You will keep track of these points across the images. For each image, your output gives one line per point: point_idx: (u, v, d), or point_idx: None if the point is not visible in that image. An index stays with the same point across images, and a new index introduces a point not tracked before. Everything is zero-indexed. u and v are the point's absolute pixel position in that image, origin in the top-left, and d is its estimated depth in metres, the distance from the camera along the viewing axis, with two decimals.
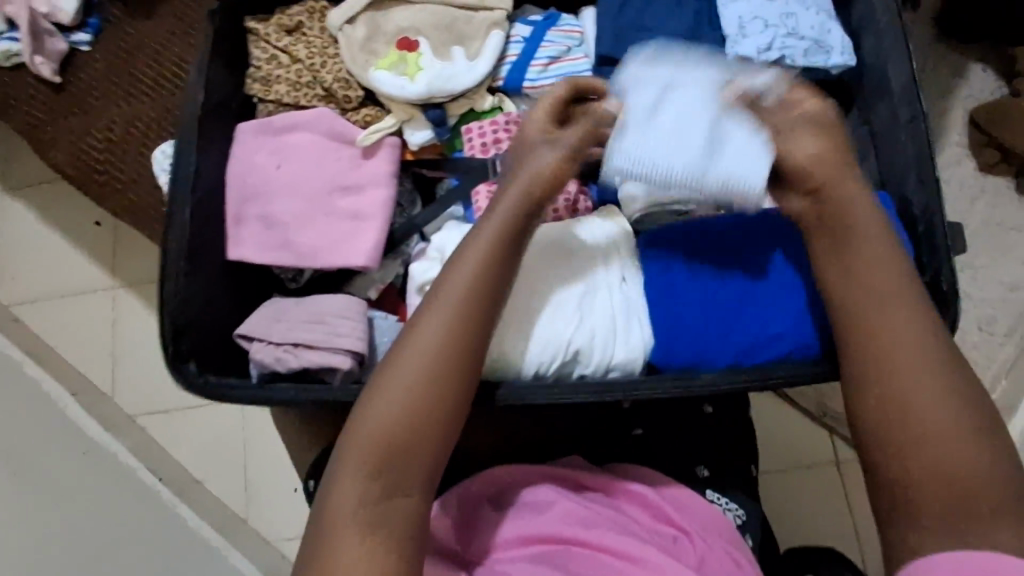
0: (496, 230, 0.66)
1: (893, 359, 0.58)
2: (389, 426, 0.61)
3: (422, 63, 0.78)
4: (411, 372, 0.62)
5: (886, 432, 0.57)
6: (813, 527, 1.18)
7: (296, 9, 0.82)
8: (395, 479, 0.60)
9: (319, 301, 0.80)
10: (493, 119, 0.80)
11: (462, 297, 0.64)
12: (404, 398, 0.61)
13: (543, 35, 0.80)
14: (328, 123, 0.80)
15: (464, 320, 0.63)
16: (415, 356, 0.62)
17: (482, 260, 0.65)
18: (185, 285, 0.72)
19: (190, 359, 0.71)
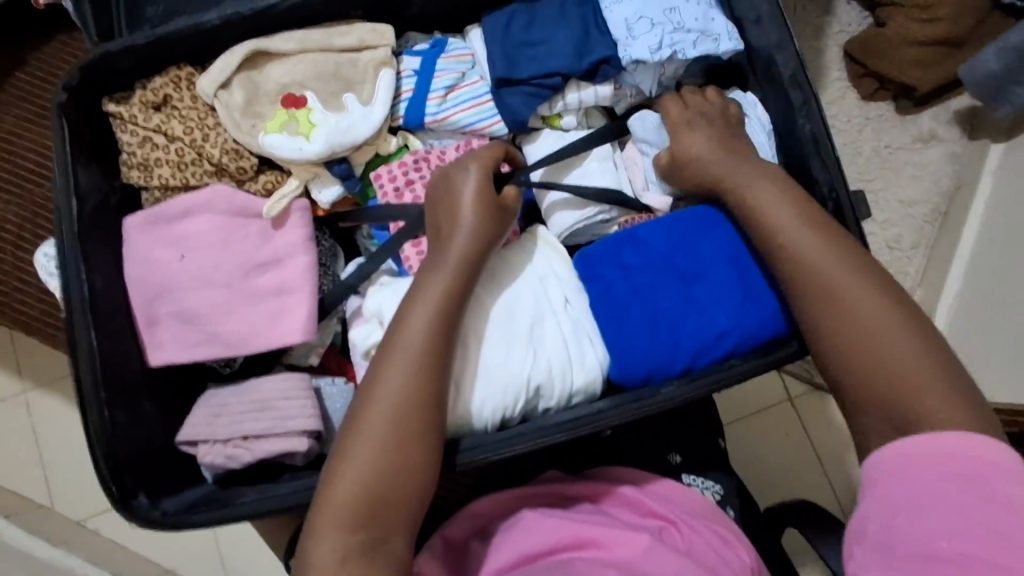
0: (442, 269, 0.66)
1: (834, 304, 0.62)
2: (360, 496, 0.60)
3: (314, 119, 0.74)
4: (377, 435, 0.61)
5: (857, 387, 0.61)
6: (781, 464, 1.24)
7: (159, 81, 0.73)
8: (367, 549, 0.59)
9: (257, 386, 0.75)
10: (401, 160, 0.77)
11: (422, 346, 0.63)
12: (372, 465, 0.60)
13: (434, 65, 0.77)
14: (227, 200, 0.74)
15: (425, 372, 0.63)
16: (383, 416, 0.61)
17: (437, 302, 0.64)
18: (110, 414, 0.67)
19: (139, 492, 0.67)
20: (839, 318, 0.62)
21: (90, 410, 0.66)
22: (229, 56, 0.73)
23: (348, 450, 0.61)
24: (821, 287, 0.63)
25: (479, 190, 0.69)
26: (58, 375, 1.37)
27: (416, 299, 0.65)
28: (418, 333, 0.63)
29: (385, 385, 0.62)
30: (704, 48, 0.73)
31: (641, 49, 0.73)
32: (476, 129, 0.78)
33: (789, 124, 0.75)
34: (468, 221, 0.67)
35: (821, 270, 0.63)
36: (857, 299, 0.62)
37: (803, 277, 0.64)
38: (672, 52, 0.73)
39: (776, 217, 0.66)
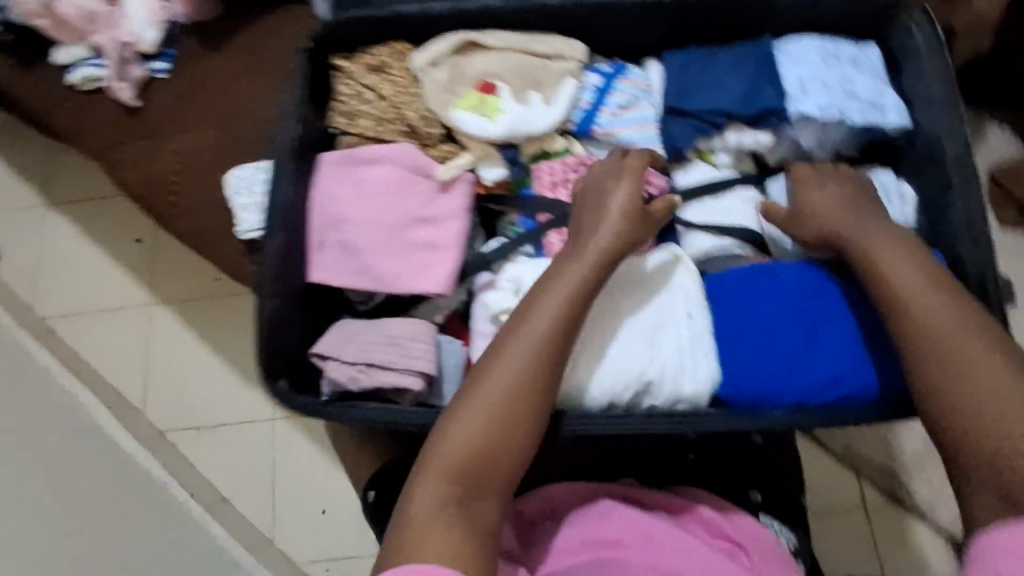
0: (575, 261, 0.71)
1: (945, 348, 0.62)
2: (471, 442, 0.65)
3: (502, 106, 0.83)
4: (496, 394, 0.66)
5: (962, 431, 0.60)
6: (842, 568, 1.18)
7: (380, 49, 0.85)
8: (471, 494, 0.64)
9: (390, 324, 0.83)
10: (563, 160, 0.85)
11: (552, 322, 0.68)
12: (486, 418, 0.65)
13: (612, 84, 0.85)
14: (409, 158, 0.84)
15: (546, 346, 0.68)
16: (501, 381, 0.66)
17: (566, 289, 0.70)
18: (277, 307, 0.77)
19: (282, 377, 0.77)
20: (938, 353, 0.62)
21: (265, 299, 0.77)
22: (445, 41, 0.84)
23: (461, 403, 0.66)
24: (921, 322, 0.63)
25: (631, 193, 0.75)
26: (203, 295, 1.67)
27: (547, 284, 0.71)
28: (547, 311, 0.69)
29: (509, 350, 0.67)
30: (870, 117, 0.79)
31: (811, 106, 0.79)
32: (637, 147, 0.84)
33: (944, 206, 0.77)
34: (615, 221, 0.74)
35: (919, 306, 0.64)
36: (952, 335, 0.62)
37: (905, 314, 0.64)
38: (838, 114, 0.78)
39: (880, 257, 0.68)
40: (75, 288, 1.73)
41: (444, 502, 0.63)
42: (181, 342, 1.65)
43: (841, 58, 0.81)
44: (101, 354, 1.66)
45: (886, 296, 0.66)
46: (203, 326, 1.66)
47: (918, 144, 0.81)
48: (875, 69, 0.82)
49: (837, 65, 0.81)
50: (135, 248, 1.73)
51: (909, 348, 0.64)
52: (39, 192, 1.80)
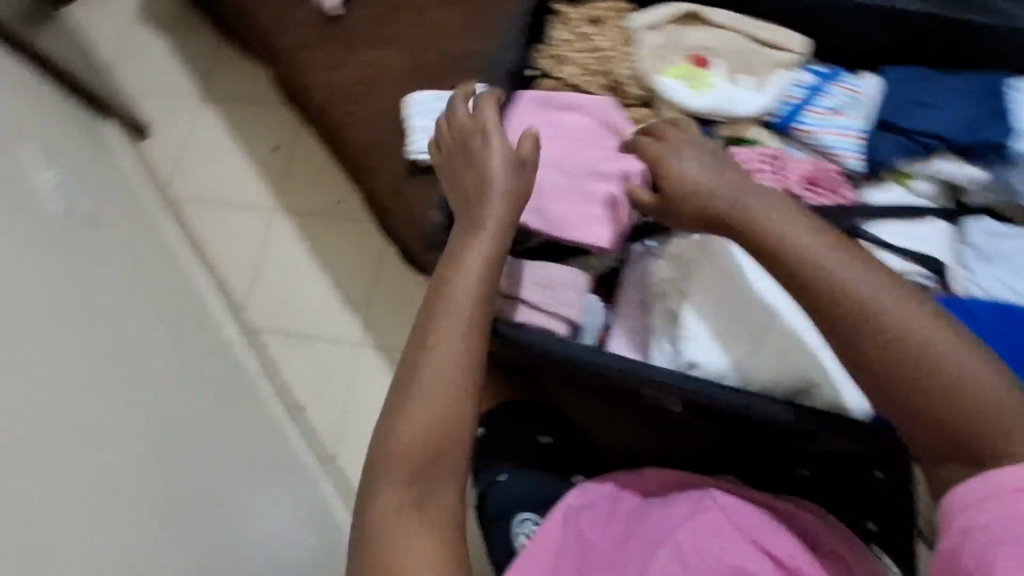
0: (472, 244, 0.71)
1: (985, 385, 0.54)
2: (423, 437, 0.64)
3: (712, 81, 0.83)
4: (434, 392, 0.66)
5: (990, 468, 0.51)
6: None
7: (603, 4, 0.87)
8: (417, 492, 0.63)
9: (546, 267, 0.83)
10: (756, 149, 0.83)
11: (468, 316, 0.68)
12: (434, 417, 0.65)
13: (826, 86, 0.84)
14: (605, 111, 0.84)
15: (474, 344, 0.68)
16: (437, 372, 0.66)
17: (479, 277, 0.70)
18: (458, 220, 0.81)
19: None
20: (914, 340, 0.55)
21: (452, 208, 0.81)
22: (672, 7, 0.84)
23: (411, 397, 0.66)
24: (811, 289, 0.59)
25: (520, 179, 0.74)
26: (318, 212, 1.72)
27: (448, 279, 0.70)
28: (464, 305, 0.69)
29: (443, 349, 0.67)
30: None
31: None
32: (835, 153, 0.83)
33: None
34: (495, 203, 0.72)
35: (824, 271, 0.59)
36: (893, 313, 0.56)
37: (828, 287, 0.58)
38: None
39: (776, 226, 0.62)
40: (210, 178, 1.82)
41: (401, 503, 0.62)
42: (292, 251, 1.72)
43: None
44: (217, 244, 1.75)
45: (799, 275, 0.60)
46: (316, 241, 1.72)
47: None
48: None
49: None
50: (271, 155, 1.82)
51: (830, 324, 0.58)
52: (197, 83, 1.91)
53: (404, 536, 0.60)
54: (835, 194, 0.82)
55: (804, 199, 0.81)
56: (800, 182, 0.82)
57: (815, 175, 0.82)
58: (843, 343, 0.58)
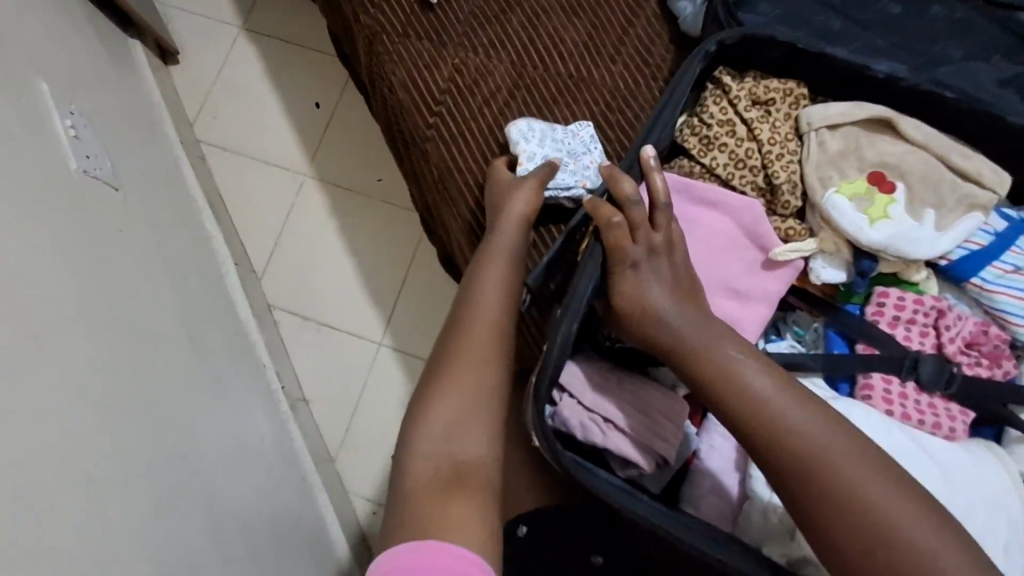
0: (494, 263, 0.77)
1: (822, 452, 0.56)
2: (452, 418, 0.65)
3: (890, 210, 0.69)
4: (458, 384, 0.68)
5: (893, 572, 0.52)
6: None
7: (774, 84, 0.71)
8: (453, 460, 0.63)
9: (648, 388, 0.72)
10: (917, 297, 0.70)
11: (486, 323, 0.72)
12: (460, 400, 0.67)
13: (1015, 240, 0.70)
14: (754, 219, 0.70)
15: (495, 346, 0.71)
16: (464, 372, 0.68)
17: (497, 291, 0.75)
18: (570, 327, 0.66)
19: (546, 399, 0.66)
20: (883, 532, 0.53)
21: (564, 314, 0.66)
22: (858, 107, 0.69)
23: (437, 389, 0.67)
24: (811, 481, 0.56)
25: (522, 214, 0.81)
26: (353, 189, 1.58)
27: (466, 307, 0.74)
28: (477, 329, 0.72)
29: (471, 352, 0.70)
30: None
31: None
32: (1007, 320, 0.70)
33: None
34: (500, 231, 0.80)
35: (821, 463, 0.56)
36: (868, 505, 0.54)
37: (819, 482, 0.55)
38: None
39: (785, 420, 0.58)
40: (236, 122, 1.64)
41: (436, 475, 0.62)
42: (321, 228, 1.57)
43: None
44: (241, 204, 1.59)
45: (790, 475, 0.56)
46: (349, 222, 1.57)
47: None
48: None
49: None
50: (313, 113, 1.63)
51: (813, 514, 0.55)
52: (238, 9, 1.69)
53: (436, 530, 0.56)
54: (995, 366, 0.70)
55: (959, 366, 0.70)
56: (959, 345, 0.70)
57: (977, 337, 0.70)
58: (821, 535, 0.55)
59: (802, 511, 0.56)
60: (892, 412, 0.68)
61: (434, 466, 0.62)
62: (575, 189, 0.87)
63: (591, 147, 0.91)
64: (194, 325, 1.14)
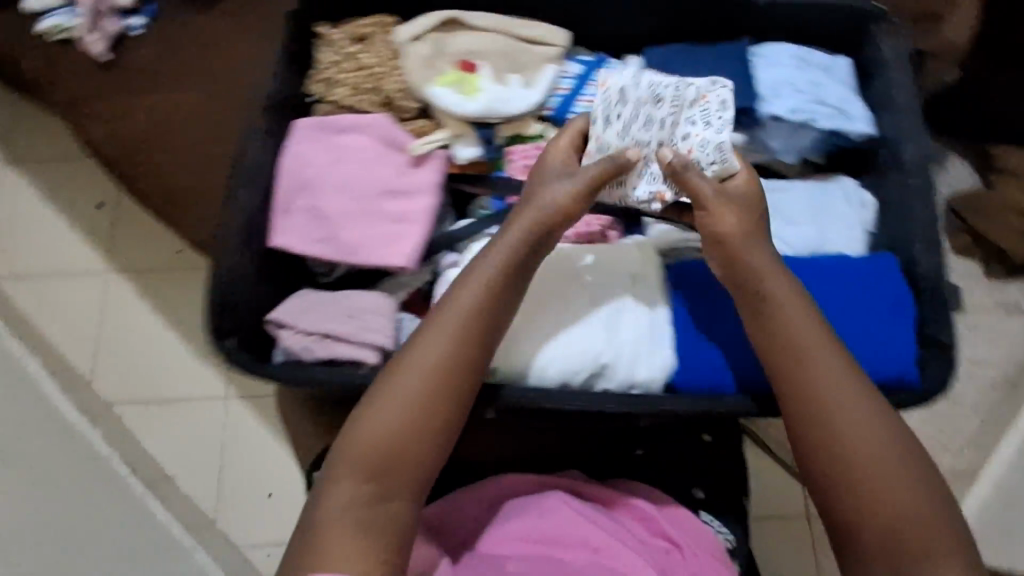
0: (491, 261, 0.68)
1: (787, 313, 0.63)
2: (388, 426, 0.61)
3: (480, 84, 0.83)
4: (402, 391, 0.62)
5: (823, 418, 0.58)
6: None
7: (367, 21, 0.86)
8: (396, 447, 0.61)
9: (354, 297, 0.82)
10: (536, 145, 0.85)
11: (456, 326, 0.65)
12: (395, 414, 0.61)
13: (593, 74, 0.86)
14: (385, 130, 0.83)
15: (456, 349, 0.64)
16: (414, 375, 0.63)
17: (475, 291, 0.66)
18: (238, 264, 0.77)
19: (231, 335, 0.75)
20: (852, 414, 0.58)
21: (223, 254, 0.76)
22: (430, 17, 0.85)
23: (374, 403, 0.62)
24: (783, 341, 0.62)
25: (563, 213, 0.70)
26: (159, 268, 1.62)
27: (435, 313, 0.66)
28: (437, 339, 0.64)
29: (414, 356, 0.64)
30: (837, 123, 0.80)
31: (782, 106, 0.80)
32: None
33: (900, 212, 0.78)
34: (529, 223, 0.70)
35: (788, 326, 0.62)
36: (865, 410, 0.58)
37: (803, 367, 0.61)
38: (807, 118, 0.80)
39: (808, 327, 0.62)
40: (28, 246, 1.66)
41: (352, 500, 0.59)
42: (143, 315, 1.59)
43: (813, 63, 0.83)
44: (55, 320, 1.59)
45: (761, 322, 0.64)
46: (166, 300, 1.60)
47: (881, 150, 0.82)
48: (846, 79, 0.83)
49: (809, 71, 0.82)
50: (103, 217, 1.67)
51: (796, 390, 0.60)
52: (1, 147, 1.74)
53: (340, 539, 0.57)
54: None
55: None
56: None
57: None
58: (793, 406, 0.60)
59: (783, 379, 0.62)
60: None
61: (354, 496, 0.59)
62: (652, 202, 0.73)
63: (710, 121, 0.71)
64: None
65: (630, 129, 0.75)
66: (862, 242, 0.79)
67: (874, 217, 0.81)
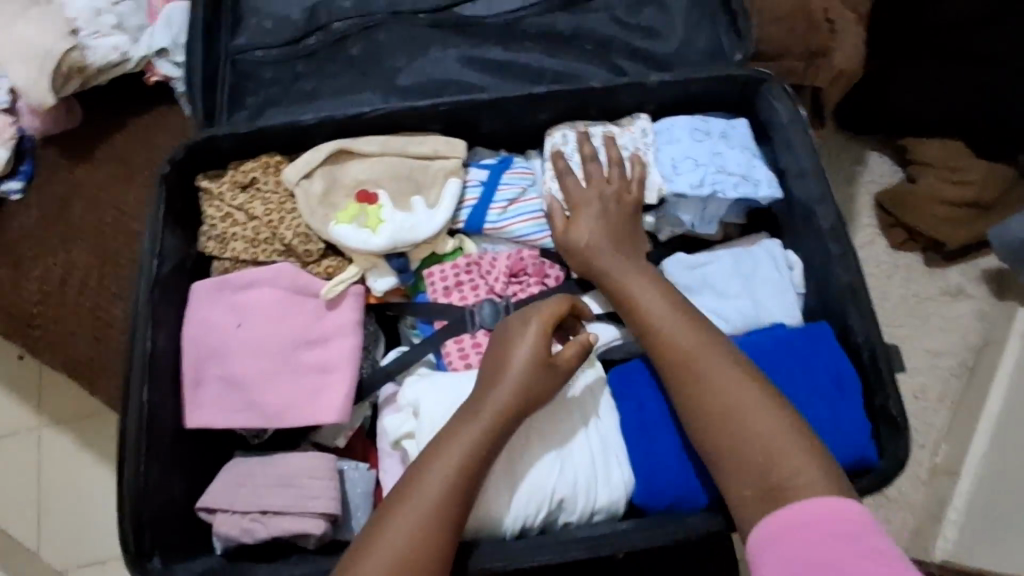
0: (473, 422, 0.64)
1: (689, 357, 0.64)
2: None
3: (383, 215, 0.79)
4: (382, 566, 0.58)
5: (731, 449, 0.60)
6: None
7: (250, 164, 0.81)
8: None
9: (285, 461, 0.76)
10: (453, 262, 0.82)
11: (439, 495, 0.61)
12: None
13: (499, 178, 0.84)
14: (291, 278, 0.79)
15: (439, 527, 0.60)
16: (393, 549, 0.59)
17: (460, 457, 0.63)
18: (146, 471, 0.70)
19: (154, 552, 0.69)
20: (765, 447, 0.59)
21: (127, 464, 0.70)
22: (315, 151, 0.80)
23: (347, 574, 0.59)
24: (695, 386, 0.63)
25: (529, 395, 0.66)
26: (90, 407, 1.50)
27: (415, 475, 0.63)
28: (420, 507, 0.61)
29: (396, 524, 0.60)
30: (744, 190, 0.79)
31: (682, 183, 0.79)
32: (532, 240, 0.83)
33: (827, 276, 0.78)
34: (513, 380, 0.66)
35: (693, 368, 0.64)
36: (769, 431, 0.60)
37: (707, 410, 0.62)
38: (711, 189, 0.79)
39: (714, 376, 0.63)
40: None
41: None
42: (74, 465, 1.40)
43: (713, 133, 0.82)
44: None
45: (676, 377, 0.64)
46: (96, 438, 1.41)
47: (795, 212, 0.82)
48: (746, 140, 0.82)
49: (708, 141, 0.81)
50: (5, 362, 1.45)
51: (712, 437, 0.62)
52: None
53: None
54: (543, 277, 0.83)
55: (511, 297, 0.81)
56: (504, 279, 0.81)
57: (517, 266, 0.82)
58: (713, 458, 0.62)
59: (704, 428, 0.62)
60: (469, 362, 0.78)
61: None
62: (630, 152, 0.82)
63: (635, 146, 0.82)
64: None
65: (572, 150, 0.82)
66: (797, 307, 0.80)
67: (802, 276, 0.81)
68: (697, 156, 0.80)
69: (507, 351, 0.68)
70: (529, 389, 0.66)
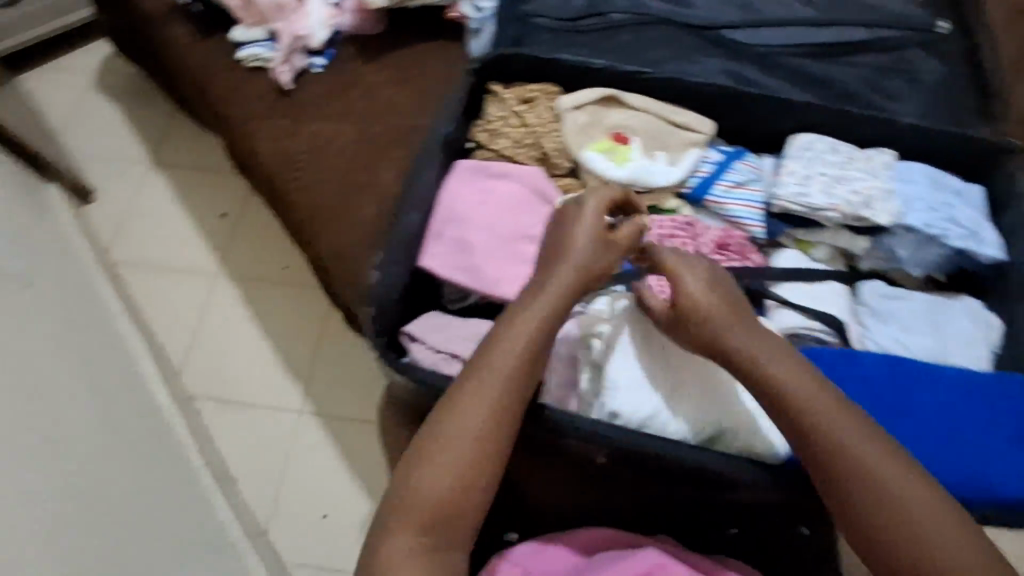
0: (542, 301, 0.70)
1: (812, 409, 0.62)
2: (435, 501, 0.61)
3: (630, 156, 0.93)
4: (462, 429, 0.63)
5: (887, 523, 0.57)
6: None
7: (535, 86, 0.96)
8: (454, 490, 0.61)
9: (479, 325, 0.88)
10: (672, 217, 0.92)
11: (511, 362, 0.66)
12: (457, 455, 0.62)
13: (732, 163, 0.94)
14: (537, 182, 0.92)
15: (508, 389, 0.66)
16: (474, 413, 0.64)
17: (529, 332, 0.68)
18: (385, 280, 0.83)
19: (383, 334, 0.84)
20: (919, 518, 0.56)
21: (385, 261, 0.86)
22: (591, 91, 0.95)
23: (434, 442, 0.63)
24: (827, 444, 0.61)
25: (594, 264, 0.73)
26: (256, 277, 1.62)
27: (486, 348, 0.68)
28: (491, 377, 0.66)
29: (474, 394, 0.65)
30: (969, 244, 0.84)
31: (915, 219, 0.85)
32: (745, 224, 0.92)
33: None
34: (577, 256, 0.72)
35: (819, 421, 0.62)
36: (919, 498, 0.57)
37: (847, 471, 0.59)
38: (938, 233, 0.85)
39: (845, 433, 0.61)
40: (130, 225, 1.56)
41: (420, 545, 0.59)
42: None
43: (948, 187, 0.88)
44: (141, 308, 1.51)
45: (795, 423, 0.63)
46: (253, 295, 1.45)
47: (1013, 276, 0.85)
48: (976, 202, 0.88)
49: (943, 193, 0.87)
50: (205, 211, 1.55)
51: (857, 508, 0.58)
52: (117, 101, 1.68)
53: (399, 553, 0.59)
54: (744, 257, 0.89)
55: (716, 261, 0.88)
56: (712, 246, 0.89)
57: (726, 240, 0.90)
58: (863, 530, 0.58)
59: (842, 488, 0.59)
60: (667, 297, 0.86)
61: (413, 523, 0.60)
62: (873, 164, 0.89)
63: (877, 175, 0.88)
64: (101, 391, 1.02)
65: (817, 159, 0.90)
66: (986, 360, 0.82)
67: (999, 338, 0.84)
68: (931, 202, 0.86)
69: (562, 228, 0.74)
70: (594, 256, 0.73)
